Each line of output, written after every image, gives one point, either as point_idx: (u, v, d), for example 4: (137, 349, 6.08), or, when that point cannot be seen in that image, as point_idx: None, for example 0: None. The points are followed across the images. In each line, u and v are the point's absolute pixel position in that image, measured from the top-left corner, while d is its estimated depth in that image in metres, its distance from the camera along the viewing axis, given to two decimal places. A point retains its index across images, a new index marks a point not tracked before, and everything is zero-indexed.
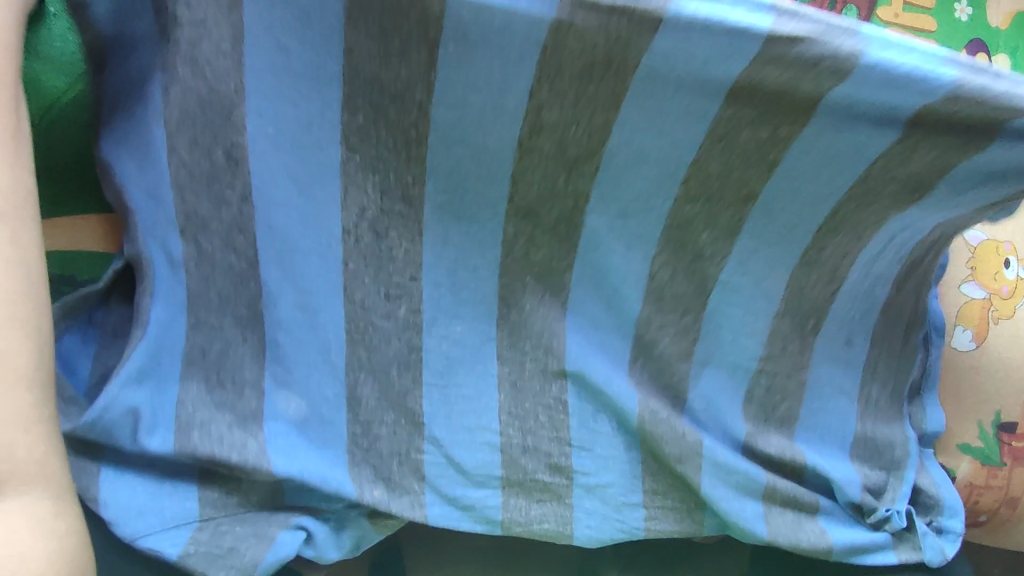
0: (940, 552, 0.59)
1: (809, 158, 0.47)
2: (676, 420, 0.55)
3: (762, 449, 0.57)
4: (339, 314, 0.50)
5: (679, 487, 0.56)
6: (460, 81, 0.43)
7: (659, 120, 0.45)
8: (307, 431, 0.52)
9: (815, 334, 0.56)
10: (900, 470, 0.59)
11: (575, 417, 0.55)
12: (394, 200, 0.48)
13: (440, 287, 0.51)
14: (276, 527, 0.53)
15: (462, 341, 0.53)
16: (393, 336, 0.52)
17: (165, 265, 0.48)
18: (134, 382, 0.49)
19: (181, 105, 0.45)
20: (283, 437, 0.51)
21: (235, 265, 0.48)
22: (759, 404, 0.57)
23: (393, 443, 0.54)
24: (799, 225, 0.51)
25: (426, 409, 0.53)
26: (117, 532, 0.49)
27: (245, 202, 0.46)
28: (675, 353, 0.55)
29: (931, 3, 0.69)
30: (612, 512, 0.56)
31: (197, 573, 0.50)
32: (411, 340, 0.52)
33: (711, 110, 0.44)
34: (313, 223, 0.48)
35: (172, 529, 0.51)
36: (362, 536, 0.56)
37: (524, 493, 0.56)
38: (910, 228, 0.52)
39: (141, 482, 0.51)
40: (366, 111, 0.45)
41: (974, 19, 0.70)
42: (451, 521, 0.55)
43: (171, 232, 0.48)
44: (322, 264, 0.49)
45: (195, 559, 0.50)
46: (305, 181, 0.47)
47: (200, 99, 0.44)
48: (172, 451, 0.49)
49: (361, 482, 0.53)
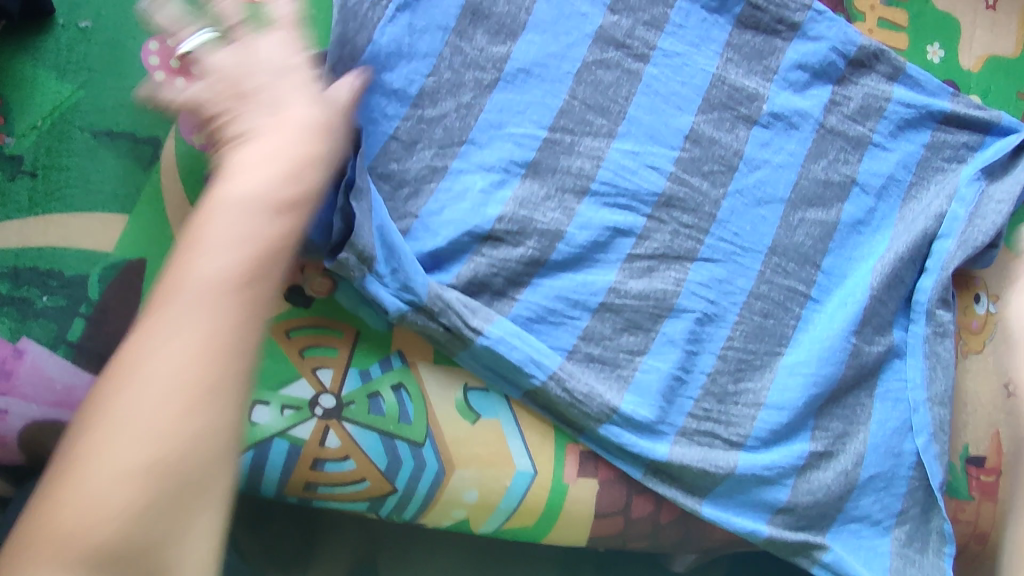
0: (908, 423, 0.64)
1: (778, 339, 0.63)
2: (685, 176, 0.64)
3: (662, 277, 0.62)
4: (717, 273, 0.63)
5: (766, 266, 0.64)
6: (683, 470, 0.60)
7: (755, 180, 0.66)
8: (718, 288, 0.63)
9: (640, 216, 0.63)
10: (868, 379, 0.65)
11: (760, 225, 0.65)
12: (778, 277, 0.64)
13: (716, 280, 0.63)
14: (602, 148, 0.63)
15: (736, 249, 0.64)
16: (804, 239, 0.66)
17: (718, 354, 0.62)
18: (651, 169, 0.63)
19: (638, 346, 0.61)
20: (676, 204, 0.63)
21: (683, 221, 0.63)
22: (716, 380, 0.62)
23: (685, 180, 0.64)
24: (765, 224, 0.65)
25: (729, 213, 0.64)
26: (876, 406, 0.65)
27: (716, 338, 0.62)
28: (748, 179, 0.66)
29: (905, 45, 0.73)
30: (739, 253, 0.64)
31: (630, 185, 0.63)
32: (763, 232, 0.65)
33: (772, 448, 0.62)
34: (724, 286, 0.63)
35: (643, 165, 0.63)
36: (741, 233, 0.64)
37: (793, 244, 0.65)
38: (742, 263, 0.64)
39: (664, 84, 0.66)
40: (715, 313, 0.62)
41: (946, 61, 0.73)
42: (749, 185, 0.65)
43: (743, 298, 0.63)
44: (744, 270, 0.64)
45: (683, 165, 0.64)
46: (724, 294, 0.63)
47: (634, 349, 0.61)
48: (604, 180, 0.62)
49: (654, 210, 0.63)
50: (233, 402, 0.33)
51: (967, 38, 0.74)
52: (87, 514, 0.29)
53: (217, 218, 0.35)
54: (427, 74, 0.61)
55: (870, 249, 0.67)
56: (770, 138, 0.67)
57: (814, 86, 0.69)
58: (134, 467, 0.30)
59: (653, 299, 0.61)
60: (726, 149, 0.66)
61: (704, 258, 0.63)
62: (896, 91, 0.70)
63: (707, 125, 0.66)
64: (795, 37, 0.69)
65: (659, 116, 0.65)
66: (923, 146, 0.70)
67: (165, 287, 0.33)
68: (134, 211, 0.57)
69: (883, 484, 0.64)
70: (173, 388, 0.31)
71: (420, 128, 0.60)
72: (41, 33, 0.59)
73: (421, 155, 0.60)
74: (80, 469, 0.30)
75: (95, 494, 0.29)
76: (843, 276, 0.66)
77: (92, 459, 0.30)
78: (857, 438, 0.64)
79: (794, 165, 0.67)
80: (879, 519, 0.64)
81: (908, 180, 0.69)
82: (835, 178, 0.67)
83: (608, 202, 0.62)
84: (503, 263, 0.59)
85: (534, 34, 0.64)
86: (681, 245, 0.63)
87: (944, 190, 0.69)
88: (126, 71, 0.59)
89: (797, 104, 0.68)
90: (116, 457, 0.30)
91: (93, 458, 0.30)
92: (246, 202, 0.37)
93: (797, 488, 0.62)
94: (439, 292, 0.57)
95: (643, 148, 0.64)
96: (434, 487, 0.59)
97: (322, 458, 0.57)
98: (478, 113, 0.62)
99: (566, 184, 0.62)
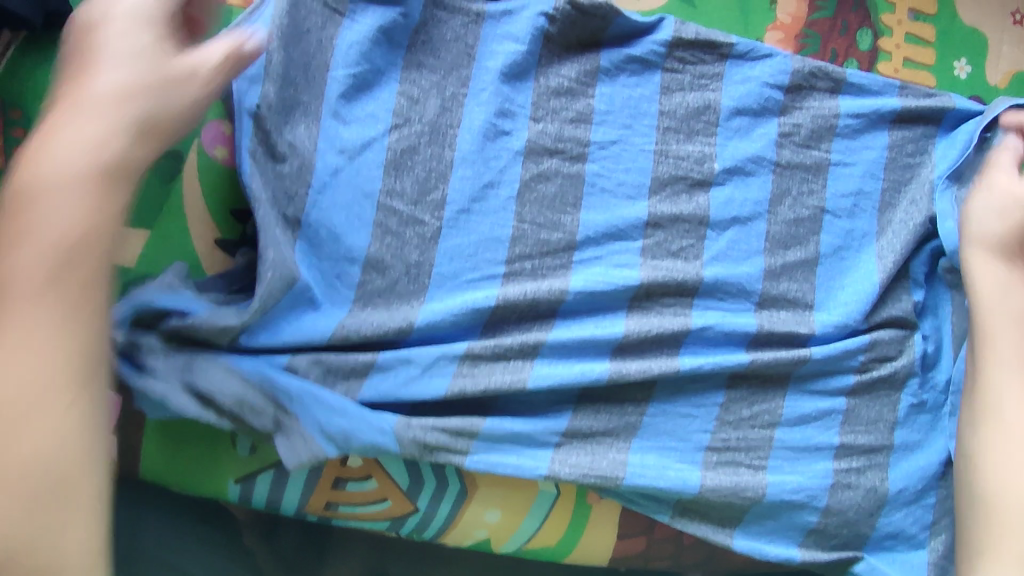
0: (933, 459, 0.65)
1: (789, 372, 0.63)
2: (704, 197, 0.64)
3: (668, 315, 0.62)
4: (715, 309, 0.63)
5: (784, 290, 0.65)
6: (711, 503, 0.61)
7: (774, 203, 0.66)
8: (723, 326, 0.62)
9: (633, 249, 0.62)
10: (891, 399, 0.65)
11: (773, 249, 0.65)
12: (796, 299, 0.65)
13: (712, 316, 0.62)
14: (583, 173, 0.63)
15: (732, 284, 0.63)
16: (821, 261, 0.66)
17: (729, 381, 0.62)
18: (629, 201, 0.63)
19: (656, 371, 0.60)
20: (695, 227, 0.64)
21: (683, 248, 0.63)
22: (733, 405, 0.62)
23: (705, 203, 0.64)
24: (784, 245, 0.65)
25: (720, 247, 0.64)
26: (902, 446, 0.65)
27: (717, 375, 0.62)
28: (772, 198, 0.66)
29: (931, 60, 0.72)
30: (742, 287, 0.63)
31: (614, 223, 0.62)
32: (779, 253, 0.65)
33: (801, 479, 0.62)
34: (731, 332, 0.62)
35: (627, 202, 0.63)
36: (747, 262, 0.64)
37: (807, 270, 0.66)
38: (744, 295, 0.64)
39: (638, 117, 0.65)
40: (709, 350, 0.62)
41: (973, 76, 0.73)
42: (741, 218, 0.65)
43: (746, 334, 0.63)
44: (741, 303, 0.64)
45: (701, 188, 0.64)
46: (726, 334, 0.62)
47: (640, 380, 0.60)
48: (586, 213, 0.62)
49: (648, 251, 0.63)
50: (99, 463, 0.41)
51: (993, 54, 0.74)
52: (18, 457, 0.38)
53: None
54: (449, 94, 0.62)
55: (858, 274, 0.66)
56: (730, 194, 0.65)
57: (759, 124, 0.67)
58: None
59: (657, 336, 0.60)
60: (747, 169, 0.66)
61: (708, 288, 0.63)
62: (846, 104, 0.69)
63: (724, 148, 0.66)
64: (723, 83, 0.67)
65: (641, 148, 0.64)
66: (885, 149, 0.69)
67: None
68: (157, 226, 0.57)
69: (913, 497, 0.64)
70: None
71: (441, 149, 0.60)
72: (61, 42, 0.58)
73: (442, 174, 0.60)
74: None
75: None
76: (834, 306, 0.66)
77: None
78: (882, 458, 0.64)
79: (759, 213, 0.65)
80: (912, 533, 0.64)
81: (879, 192, 0.68)
82: (854, 198, 0.67)
83: (605, 246, 0.62)
84: (511, 301, 0.58)
85: (490, 62, 0.63)
86: (687, 282, 0.62)
87: (921, 204, 0.68)
88: None
89: (769, 138, 0.66)
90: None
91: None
92: (60, 314, 0.40)
93: (831, 507, 0.62)
94: (412, 433, 0.55)
95: (615, 179, 0.63)
96: (454, 510, 0.59)
97: (345, 476, 0.57)
98: (452, 141, 0.61)
99: (563, 219, 0.62)
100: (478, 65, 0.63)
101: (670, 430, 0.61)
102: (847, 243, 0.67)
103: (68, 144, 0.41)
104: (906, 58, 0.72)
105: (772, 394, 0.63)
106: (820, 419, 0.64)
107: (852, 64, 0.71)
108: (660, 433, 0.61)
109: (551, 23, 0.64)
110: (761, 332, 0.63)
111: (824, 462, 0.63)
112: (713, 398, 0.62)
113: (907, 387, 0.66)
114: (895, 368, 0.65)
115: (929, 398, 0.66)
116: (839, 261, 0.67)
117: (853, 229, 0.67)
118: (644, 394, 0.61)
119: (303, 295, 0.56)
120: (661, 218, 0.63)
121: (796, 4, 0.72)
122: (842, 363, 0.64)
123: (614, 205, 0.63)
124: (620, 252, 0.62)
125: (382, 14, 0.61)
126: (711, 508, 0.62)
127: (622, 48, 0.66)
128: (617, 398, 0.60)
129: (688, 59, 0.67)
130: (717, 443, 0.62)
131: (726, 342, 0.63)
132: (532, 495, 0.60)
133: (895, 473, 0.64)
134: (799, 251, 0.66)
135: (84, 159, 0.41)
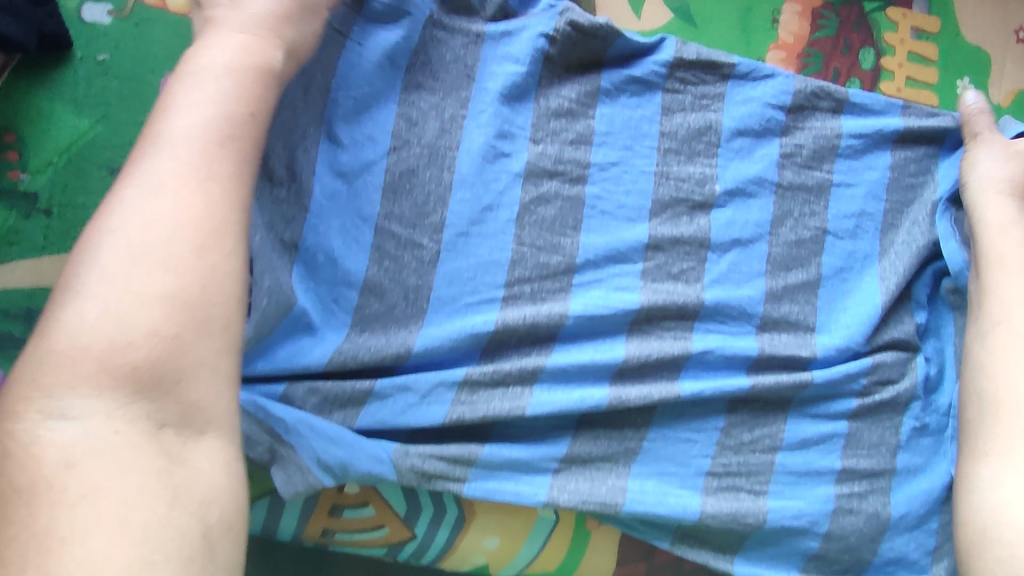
0: (934, 485, 0.64)
1: (790, 396, 0.63)
2: (705, 219, 0.64)
3: (668, 339, 0.61)
4: (716, 332, 0.62)
5: (785, 313, 0.64)
6: (710, 529, 0.60)
7: (775, 224, 0.65)
8: (723, 350, 0.61)
9: (633, 271, 0.62)
10: (893, 423, 0.65)
11: (774, 271, 0.64)
12: (798, 322, 0.64)
13: (712, 339, 0.62)
14: (582, 195, 0.62)
15: (733, 307, 0.63)
16: (823, 283, 0.65)
17: (729, 404, 0.62)
18: (628, 223, 0.63)
19: (656, 395, 0.59)
20: (696, 249, 0.63)
21: (683, 270, 0.63)
22: (733, 429, 0.62)
23: (706, 225, 0.64)
24: (785, 267, 0.65)
25: (720, 269, 0.63)
26: (903, 468, 0.64)
27: (717, 398, 0.61)
28: (773, 219, 0.65)
29: (934, 79, 0.72)
30: (743, 309, 0.63)
31: (613, 244, 0.61)
32: (780, 275, 0.64)
33: (802, 504, 0.61)
34: (732, 356, 0.62)
35: (627, 224, 0.63)
36: (748, 284, 0.63)
37: (809, 292, 0.65)
38: (745, 318, 0.63)
39: (638, 137, 0.64)
40: (710, 374, 0.62)
41: (976, 95, 0.72)
42: (742, 239, 0.64)
43: (746, 357, 0.62)
44: (742, 326, 0.63)
45: (702, 210, 0.64)
46: (727, 358, 0.62)
47: (640, 405, 0.59)
48: (586, 236, 0.62)
49: (647, 274, 0.62)
50: (222, 375, 0.45)
51: (997, 72, 0.73)
52: (103, 336, 0.41)
53: (136, 208, 0.44)
54: (448, 116, 0.61)
55: (861, 296, 0.66)
56: (731, 216, 0.64)
57: (761, 144, 0.66)
58: (156, 334, 0.42)
59: (656, 360, 0.60)
60: (749, 190, 0.65)
61: (708, 311, 0.62)
62: (848, 124, 0.68)
63: (725, 168, 0.65)
64: (724, 103, 0.66)
65: (641, 169, 0.64)
66: (887, 169, 0.68)
67: (91, 255, 0.43)
68: None
69: (915, 522, 0.64)
70: (154, 298, 0.43)
71: (440, 172, 0.60)
72: (57, 65, 0.57)
73: (440, 196, 0.60)
74: (9, 425, 0.40)
75: (78, 540, 0.37)
76: (835, 329, 0.65)
77: (45, 392, 0.40)
78: (884, 484, 0.63)
79: (761, 235, 0.64)
80: (914, 558, 0.64)
81: (882, 213, 0.67)
82: (857, 218, 0.67)
83: (605, 268, 0.61)
84: (509, 326, 0.58)
85: (489, 83, 0.62)
86: (687, 306, 0.61)
87: (923, 225, 0.67)
88: (143, 107, 0.58)
89: (771, 159, 0.66)
90: (126, 346, 0.42)
91: (40, 403, 0.40)
92: (212, 191, 0.46)
93: (831, 533, 0.62)
94: (410, 462, 0.54)
95: (615, 200, 0.63)
96: (451, 538, 0.58)
97: (341, 504, 0.57)
98: (450, 163, 0.60)
99: (563, 242, 0.61)
100: (477, 85, 0.62)
101: (670, 455, 0.60)
102: (849, 264, 0.66)
103: (195, 111, 0.48)
104: (909, 77, 0.71)
105: (772, 418, 0.62)
106: (821, 444, 0.63)
107: (855, 83, 0.71)
108: (659, 458, 0.60)
109: (551, 44, 0.63)
110: (762, 356, 0.62)
111: (826, 487, 0.62)
112: (713, 422, 0.61)
113: (910, 410, 0.65)
114: (897, 391, 0.65)
115: (931, 421, 0.65)
116: (841, 282, 0.66)
117: (855, 251, 0.67)
118: (643, 418, 0.60)
119: (299, 321, 0.55)
120: (662, 240, 0.62)
121: (798, 23, 0.72)
122: (844, 387, 0.64)
123: (614, 227, 0.62)
124: (620, 275, 0.61)
125: (381, 38, 0.60)
126: (711, 533, 0.61)
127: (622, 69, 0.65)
128: (616, 423, 0.60)
129: (689, 79, 0.66)
130: (717, 468, 0.61)
131: (726, 366, 0.62)
132: (529, 522, 0.59)
133: (896, 498, 0.63)
134: (801, 273, 0.65)
135: (228, 58, 0.50)
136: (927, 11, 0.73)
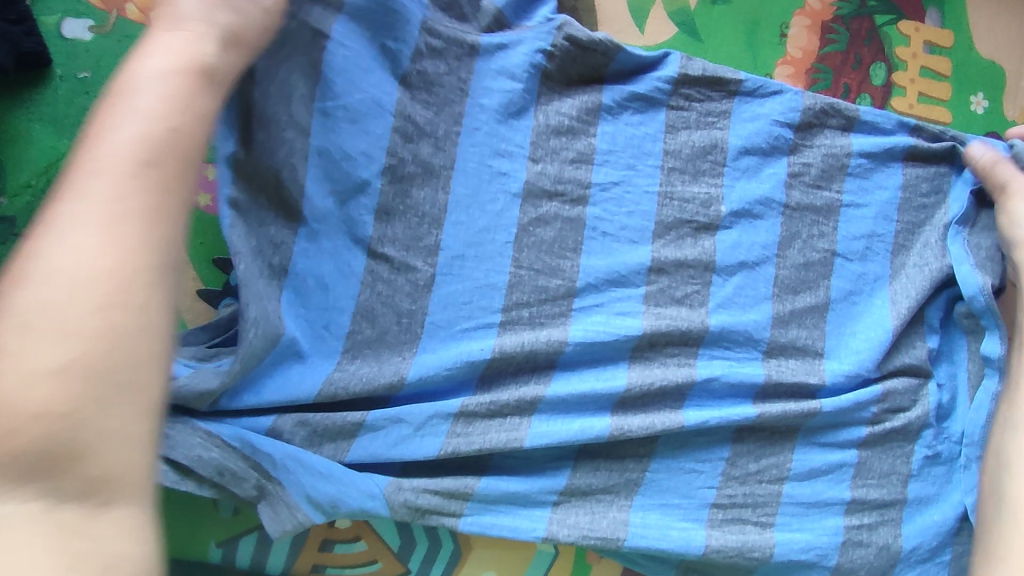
0: (946, 518, 0.62)
1: (798, 425, 0.61)
2: (710, 242, 0.62)
3: (672, 366, 0.59)
4: (721, 358, 0.60)
5: (793, 338, 0.62)
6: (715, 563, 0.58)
7: (782, 246, 0.63)
8: (728, 377, 0.59)
9: (635, 297, 0.59)
10: (905, 452, 0.62)
11: (782, 295, 0.62)
12: (806, 348, 0.62)
13: (717, 366, 0.60)
14: (583, 217, 0.60)
15: (739, 332, 0.60)
16: (832, 307, 0.63)
17: (735, 433, 0.60)
18: (630, 245, 0.61)
19: (660, 426, 0.57)
20: (700, 272, 0.61)
21: (687, 295, 0.60)
22: (739, 459, 0.59)
23: (711, 247, 0.61)
24: (793, 291, 0.62)
25: (725, 293, 0.61)
26: (915, 501, 0.62)
27: (723, 428, 0.59)
28: (781, 241, 0.63)
29: (946, 95, 0.70)
30: (748, 335, 0.61)
31: (614, 268, 0.59)
32: (788, 299, 0.62)
33: (811, 537, 0.59)
34: (737, 384, 0.60)
35: (631, 246, 0.60)
36: (754, 309, 0.61)
37: (817, 316, 0.63)
38: (752, 344, 0.61)
39: (641, 156, 0.62)
40: (715, 402, 0.59)
41: (990, 112, 0.70)
42: (747, 262, 0.62)
43: (753, 385, 0.60)
44: (748, 353, 0.61)
45: (706, 231, 0.62)
46: (732, 386, 0.60)
47: (643, 434, 0.57)
48: (587, 259, 0.59)
49: (649, 299, 0.60)
50: (142, 445, 0.33)
51: (1011, 87, 0.71)
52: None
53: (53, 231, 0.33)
54: (444, 134, 0.59)
55: (871, 319, 0.63)
56: (737, 237, 0.62)
57: (768, 163, 0.64)
58: (59, 405, 0.31)
59: (659, 388, 0.58)
60: (755, 211, 0.63)
61: (713, 338, 0.60)
62: (856, 141, 0.66)
63: (731, 188, 0.63)
64: (730, 121, 0.64)
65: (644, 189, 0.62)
66: (898, 188, 0.66)
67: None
68: None
69: (927, 555, 0.61)
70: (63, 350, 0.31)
71: (435, 193, 0.58)
72: (36, 83, 0.56)
73: (436, 218, 0.57)
74: None
75: None
76: (845, 355, 0.63)
77: None
78: (894, 515, 0.61)
79: (767, 257, 0.62)
80: None
81: (892, 234, 0.65)
82: (866, 239, 0.65)
83: (606, 293, 0.59)
84: (506, 355, 0.56)
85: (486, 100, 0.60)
86: (691, 332, 0.59)
87: (935, 247, 0.65)
88: None
89: (778, 179, 0.64)
90: (26, 420, 0.30)
91: None
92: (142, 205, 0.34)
93: (840, 567, 0.59)
94: (403, 497, 0.52)
95: (617, 222, 0.61)
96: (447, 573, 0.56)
97: (333, 538, 0.55)
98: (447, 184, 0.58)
99: (563, 266, 0.59)
100: (474, 102, 0.60)
101: (673, 487, 0.58)
102: (859, 287, 0.64)
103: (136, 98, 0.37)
104: (921, 93, 0.69)
105: (780, 448, 0.60)
106: (830, 474, 0.61)
107: (865, 100, 0.68)
108: (663, 490, 0.58)
109: (551, 60, 0.61)
110: (769, 383, 0.60)
111: (835, 519, 0.60)
112: (719, 452, 0.59)
113: (922, 438, 0.63)
114: (909, 420, 0.62)
115: (943, 450, 0.63)
116: (851, 306, 0.64)
117: (865, 273, 0.64)
118: (646, 448, 0.58)
119: (288, 351, 0.53)
120: (665, 263, 0.60)
121: (807, 37, 0.69)
122: (853, 416, 0.61)
123: (616, 250, 0.60)
124: (622, 300, 0.59)
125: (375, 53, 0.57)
126: (717, 567, 0.59)
127: (624, 85, 0.63)
128: (618, 453, 0.58)
129: (693, 96, 0.64)
130: (723, 499, 0.59)
131: (732, 394, 0.60)
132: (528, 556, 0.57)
133: (908, 531, 0.61)
134: (809, 297, 0.63)
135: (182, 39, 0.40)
136: (940, 24, 0.71)
